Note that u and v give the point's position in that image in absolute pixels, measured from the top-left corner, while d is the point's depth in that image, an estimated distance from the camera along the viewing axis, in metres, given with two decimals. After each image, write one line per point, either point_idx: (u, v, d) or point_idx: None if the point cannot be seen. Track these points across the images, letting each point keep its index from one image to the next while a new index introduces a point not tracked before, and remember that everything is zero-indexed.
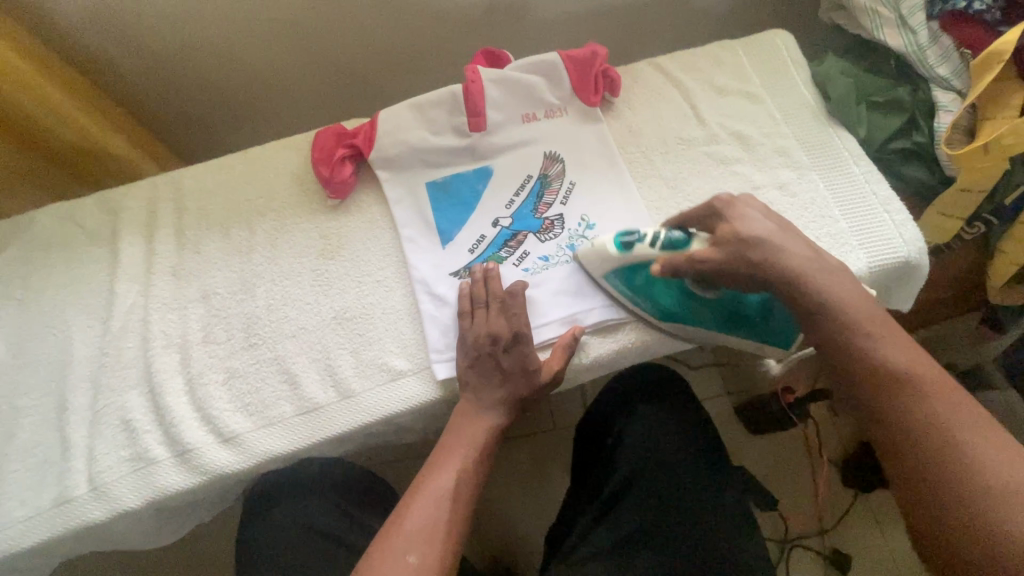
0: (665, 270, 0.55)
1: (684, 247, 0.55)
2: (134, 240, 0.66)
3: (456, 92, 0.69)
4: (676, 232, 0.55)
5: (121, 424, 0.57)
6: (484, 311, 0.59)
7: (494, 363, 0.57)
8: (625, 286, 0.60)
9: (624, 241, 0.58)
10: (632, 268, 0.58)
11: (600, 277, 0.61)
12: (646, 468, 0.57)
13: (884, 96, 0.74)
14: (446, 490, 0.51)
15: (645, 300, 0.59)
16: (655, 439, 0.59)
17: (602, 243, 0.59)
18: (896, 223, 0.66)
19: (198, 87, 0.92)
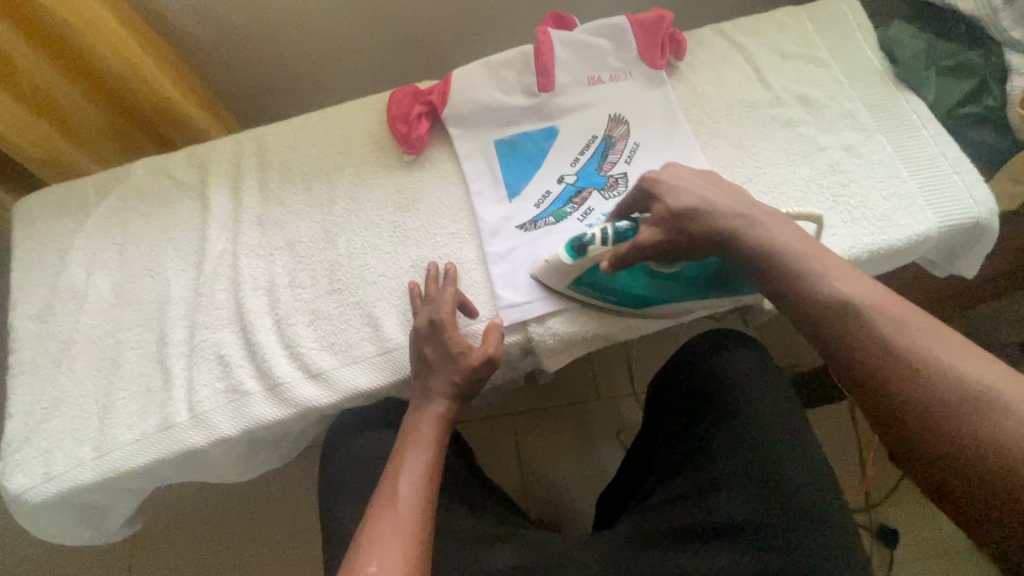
0: (618, 264, 0.55)
1: (628, 234, 0.56)
2: (222, 191, 0.70)
3: (526, 52, 0.71)
4: (622, 221, 0.56)
5: (217, 358, 0.61)
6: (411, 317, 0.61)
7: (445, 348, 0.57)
8: (592, 288, 0.59)
9: (576, 249, 0.56)
10: (589, 274, 0.58)
11: (562, 288, 0.60)
12: (727, 419, 0.60)
13: (953, 60, 0.74)
14: (406, 492, 0.50)
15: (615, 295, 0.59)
16: (724, 398, 0.61)
17: (557, 256, 0.58)
18: (967, 184, 0.66)
19: (267, 57, 0.96)
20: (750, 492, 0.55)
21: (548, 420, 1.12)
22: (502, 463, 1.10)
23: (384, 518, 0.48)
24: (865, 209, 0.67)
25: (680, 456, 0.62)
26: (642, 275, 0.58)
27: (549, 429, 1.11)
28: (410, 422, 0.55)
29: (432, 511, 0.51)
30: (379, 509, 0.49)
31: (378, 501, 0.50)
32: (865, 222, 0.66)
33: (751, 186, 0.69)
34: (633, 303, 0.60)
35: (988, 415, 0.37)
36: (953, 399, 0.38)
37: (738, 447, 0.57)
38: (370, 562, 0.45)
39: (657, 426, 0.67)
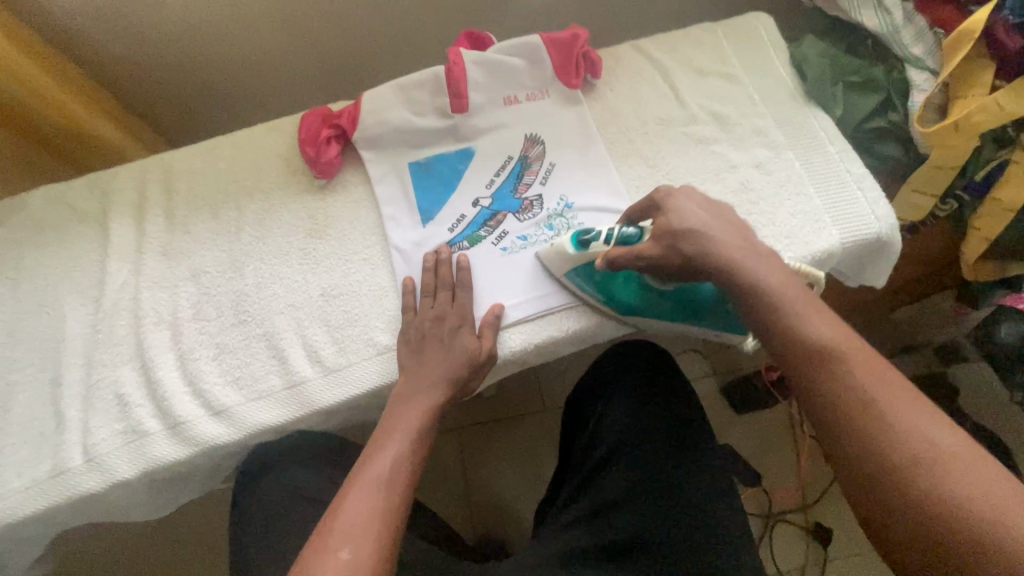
0: (611, 265, 0.56)
1: (630, 241, 0.56)
2: (125, 221, 0.67)
3: (437, 74, 0.70)
4: (629, 227, 0.56)
5: (114, 398, 0.58)
6: (431, 300, 0.61)
7: (441, 343, 0.58)
8: (587, 282, 0.61)
9: (582, 241, 0.59)
10: (590, 266, 0.60)
11: (562, 276, 0.62)
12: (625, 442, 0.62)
13: (860, 76, 0.76)
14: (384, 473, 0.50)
15: (608, 298, 0.61)
16: (638, 405, 0.65)
17: (561, 244, 0.60)
18: (869, 200, 0.68)
19: (186, 73, 0.93)
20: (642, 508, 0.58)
21: (493, 433, 1.12)
22: (448, 479, 1.09)
23: (358, 505, 0.47)
24: (773, 226, 0.68)
25: (587, 476, 0.64)
26: (630, 281, 0.59)
27: (494, 442, 1.11)
28: (395, 409, 0.55)
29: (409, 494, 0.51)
30: (354, 492, 0.48)
31: (353, 483, 0.49)
32: (773, 238, 0.67)
33: None
34: (623, 308, 0.62)
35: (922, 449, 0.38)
36: (905, 445, 0.39)
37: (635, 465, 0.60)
38: (343, 547, 0.44)
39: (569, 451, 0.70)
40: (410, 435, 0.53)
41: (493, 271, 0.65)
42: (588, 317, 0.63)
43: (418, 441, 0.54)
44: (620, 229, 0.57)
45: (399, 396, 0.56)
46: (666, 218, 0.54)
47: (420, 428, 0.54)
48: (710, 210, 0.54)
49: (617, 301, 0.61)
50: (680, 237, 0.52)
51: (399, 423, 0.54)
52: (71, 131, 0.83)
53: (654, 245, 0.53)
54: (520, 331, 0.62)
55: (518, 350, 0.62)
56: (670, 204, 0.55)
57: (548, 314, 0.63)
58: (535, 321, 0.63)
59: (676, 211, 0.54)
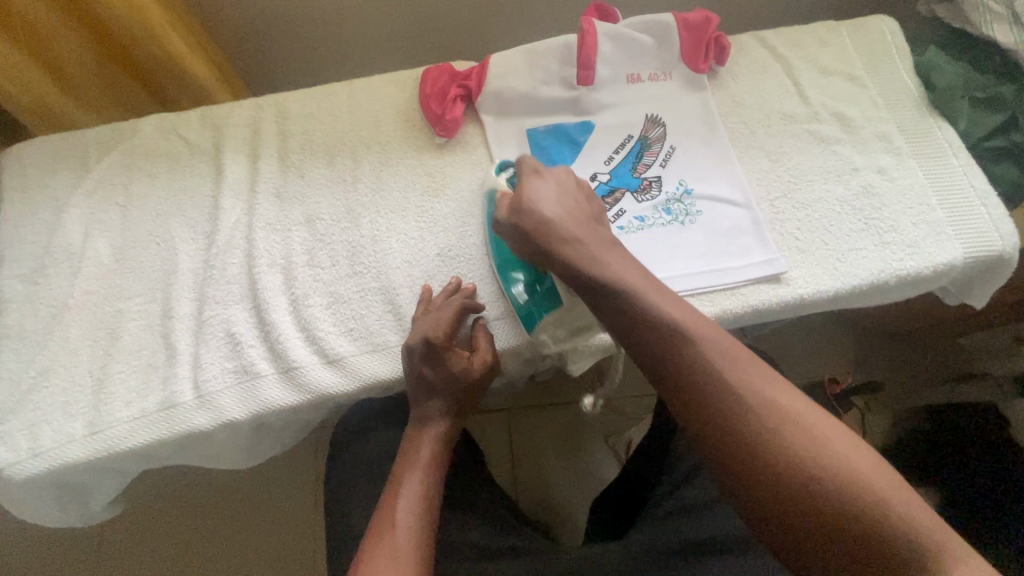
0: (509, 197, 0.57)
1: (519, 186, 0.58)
2: (238, 159, 0.65)
3: (569, 43, 0.68)
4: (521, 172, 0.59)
5: (226, 336, 0.57)
6: (422, 312, 0.57)
7: (421, 378, 0.55)
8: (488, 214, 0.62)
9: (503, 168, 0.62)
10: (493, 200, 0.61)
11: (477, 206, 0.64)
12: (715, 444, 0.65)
13: (986, 92, 0.74)
14: (409, 508, 0.50)
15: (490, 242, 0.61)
16: None
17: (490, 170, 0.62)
18: (993, 217, 0.67)
19: (282, 18, 0.90)
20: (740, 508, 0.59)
21: (542, 417, 1.10)
22: (495, 459, 1.08)
23: (380, 546, 0.46)
24: (895, 234, 0.67)
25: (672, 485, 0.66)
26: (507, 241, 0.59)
27: (543, 427, 1.10)
28: (409, 445, 0.55)
29: (432, 527, 0.50)
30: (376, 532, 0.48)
31: (377, 522, 0.49)
32: (895, 246, 0.66)
33: (785, 201, 0.69)
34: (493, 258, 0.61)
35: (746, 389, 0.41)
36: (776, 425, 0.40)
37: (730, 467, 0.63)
38: None
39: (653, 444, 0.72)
40: (421, 468, 0.53)
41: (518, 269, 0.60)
42: (711, 305, 0.63)
43: (434, 472, 0.54)
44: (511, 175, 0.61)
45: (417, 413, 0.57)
46: (522, 200, 0.53)
47: (430, 461, 0.54)
48: (565, 197, 0.54)
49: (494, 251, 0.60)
50: (525, 213, 0.52)
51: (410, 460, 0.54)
52: (170, 67, 0.81)
53: (512, 215, 0.53)
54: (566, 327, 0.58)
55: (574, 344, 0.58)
56: (529, 182, 0.54)
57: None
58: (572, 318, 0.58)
59: (534, 191, 0.53)
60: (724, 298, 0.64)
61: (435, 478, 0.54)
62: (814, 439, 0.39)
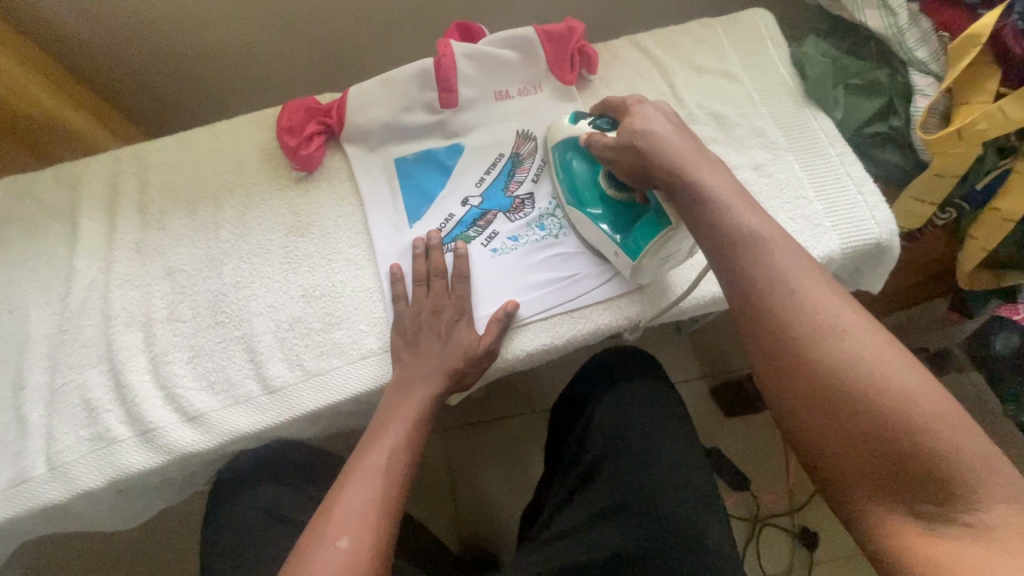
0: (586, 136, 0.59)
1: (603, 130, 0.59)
2: (95, 215, 0.63)
3: (426, 67, 0.66)
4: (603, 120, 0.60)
5: (81, 403, 0.55)
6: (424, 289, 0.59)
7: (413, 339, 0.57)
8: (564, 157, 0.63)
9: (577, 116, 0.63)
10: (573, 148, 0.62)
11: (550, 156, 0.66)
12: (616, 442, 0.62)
13: (862, 78, 0.74)
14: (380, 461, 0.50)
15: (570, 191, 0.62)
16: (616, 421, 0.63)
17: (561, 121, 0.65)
18: (869, 205, 0.67)
19: (163, 59, 0.88)
20: (632, 518, 0.58)
21: (480, 436, 1.05)
22: (430, 481, 1.02)
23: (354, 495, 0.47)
24: None
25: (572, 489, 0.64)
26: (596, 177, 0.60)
27: (481, 445, 1.04)
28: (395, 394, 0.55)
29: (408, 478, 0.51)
30: (350, 482, 0.48)
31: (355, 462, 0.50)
32: None
33: None
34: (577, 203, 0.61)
35: (820, 316, 0.42)
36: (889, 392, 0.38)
37: (625, 473, 0.60)
38: (340, 537, 0.44)
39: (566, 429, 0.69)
40: (409, 418, 0.53)
41: (495, 276, 0.62)
42: (584, 321, 0.61)
43: (417, 427, 0.53)
44: (595, 123, 0.60)
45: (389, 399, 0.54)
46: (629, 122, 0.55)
47: (418, 417, 0.53)
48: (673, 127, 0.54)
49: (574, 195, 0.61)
50: (640, 135, 0.53)
51: (398, 404, 0.54)
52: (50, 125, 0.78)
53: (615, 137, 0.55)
54: (546, 330, 0.60)
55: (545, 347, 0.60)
56: (637, 111, 0.55)
57: (540, 319, 0.60)
58: (540, 325, 0.60)
59: (644, 117, 0.54)
60: (597, 312, 0.61)
61: (416, 436, 0.53)
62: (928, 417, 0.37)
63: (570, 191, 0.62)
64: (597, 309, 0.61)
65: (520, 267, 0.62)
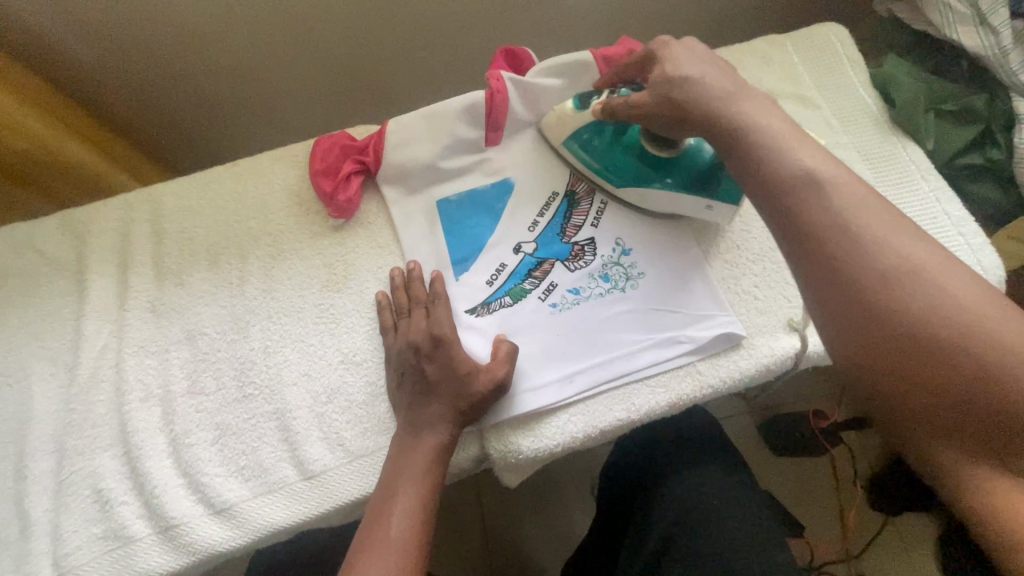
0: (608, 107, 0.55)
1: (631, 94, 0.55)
2: (104, 269, 0.56)
3: (475, 100, 0.60)
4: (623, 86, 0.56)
5: (92, 495, 0.48)
6: (407, 319, 0.53)
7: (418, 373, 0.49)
8: (580, 146, 0.59)
9: (583, 99, 0.59)
10: (586, 130, 0.58)
11: (559, 146, 0.61)
12: (692, 522, 0.55)
13: (957, 104, 0.66)
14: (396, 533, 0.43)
15: (610, 174, 0.58)
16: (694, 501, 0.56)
17: (561, 107, 0.60)
18: (973, 248, 0.59)
19: (177, 84, 0.80)
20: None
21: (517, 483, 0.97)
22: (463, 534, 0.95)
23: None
24: None
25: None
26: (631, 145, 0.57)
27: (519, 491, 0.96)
28: (404, 450, 0.47)
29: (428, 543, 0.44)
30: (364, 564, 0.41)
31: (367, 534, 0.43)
32: None
33: (741, 253, 0.60)
34: (629, 180, 0.58)
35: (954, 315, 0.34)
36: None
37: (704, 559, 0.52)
38: None
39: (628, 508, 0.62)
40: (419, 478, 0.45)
41: (552, 339, 0.54)
42: (663, 392, 0.54)
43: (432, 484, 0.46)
44: (615, 91, 0.56)
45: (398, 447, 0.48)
46: (665, 68, 0.49)
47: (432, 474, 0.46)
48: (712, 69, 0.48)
49: (621, 174, 0.58)
50: (686, 86, 0.47)
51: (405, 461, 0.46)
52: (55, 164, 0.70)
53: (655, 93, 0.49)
54: (612, 402, 0.53)
55: (620, 424, 0.53)
56: (668, 57, 0.50)
57: (612, 388, 0.53)
58: (605, 397, 0.53)
59: (677, 61, 0.49)
60: (677, 380, 0.54)
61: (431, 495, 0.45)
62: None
63: (612, 175, 0.58)
64: (673, 376, 0.54)
65: (583, 330, 0.55)
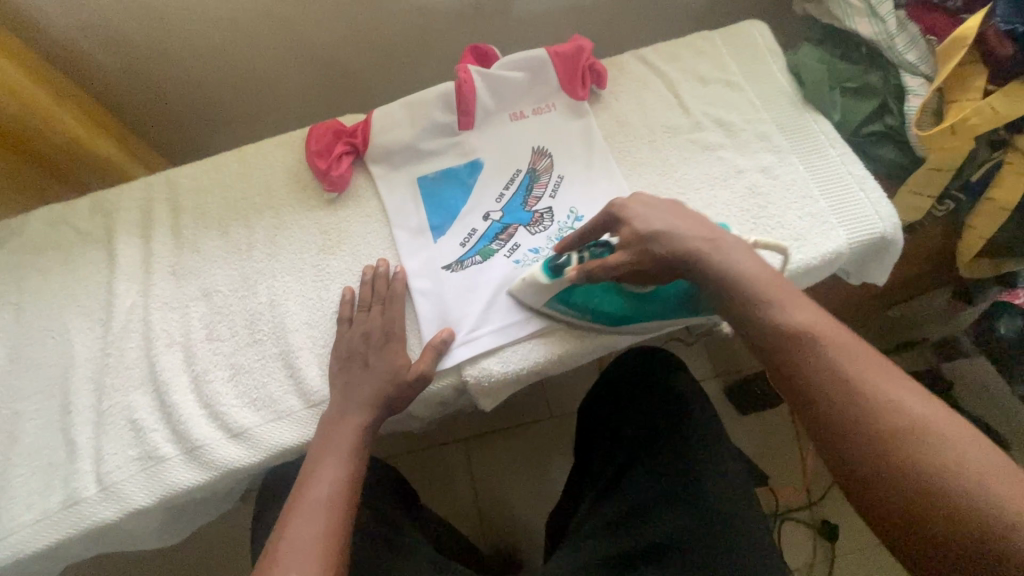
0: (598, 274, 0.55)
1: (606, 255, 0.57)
2: (130, 240, 0.66)
3: (447, 91, 0.70)
4: (595, 247, 0.58)
5: (127, 424, 0.57)
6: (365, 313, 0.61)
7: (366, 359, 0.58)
8: (568, 306, 0.60)
9: (554, 267, 0.58)
10: (569, 291, 0.59)
11: (542, 305, 0.60)
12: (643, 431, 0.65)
13: (856, 82, 0.78)
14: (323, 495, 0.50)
15: (613, 321, 0.60)
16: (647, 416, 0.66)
17: (532, 276, 0.59)
18: (872, 201, 0.70)
19: (183, 85, 0.91)
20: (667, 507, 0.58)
21: (502, 444, 1.05)
22: (453, 492, 1.03)
23: (296, 533, 0.47)
24: (783, 229, 0.69)
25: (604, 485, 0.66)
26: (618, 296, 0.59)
27: (503, 452, 1.05)
28: (329, 429, 0.54)
29: (353, 507, 0.51)
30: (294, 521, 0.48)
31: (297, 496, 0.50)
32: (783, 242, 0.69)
33: None
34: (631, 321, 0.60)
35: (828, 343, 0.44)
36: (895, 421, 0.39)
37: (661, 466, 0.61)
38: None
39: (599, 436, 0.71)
40: (344, 449, 0.53)
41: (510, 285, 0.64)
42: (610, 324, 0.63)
43: (355, 455, 0.54)
44: (586, 252, 0.58)
45: (325, 430, 0.55)
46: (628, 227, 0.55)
47: (355, 447, 0.54)
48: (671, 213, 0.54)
49: (624, 318, 0.60)
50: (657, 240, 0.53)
51: (332, 437, 0.54)
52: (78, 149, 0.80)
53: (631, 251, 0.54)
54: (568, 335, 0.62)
55: (575, 350, 0.62)
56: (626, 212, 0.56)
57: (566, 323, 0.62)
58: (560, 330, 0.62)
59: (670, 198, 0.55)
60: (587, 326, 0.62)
61: (356, 464, 0.53)
62: (934, 446, 0.38)
63: (615, 321, 0.60)
64: None
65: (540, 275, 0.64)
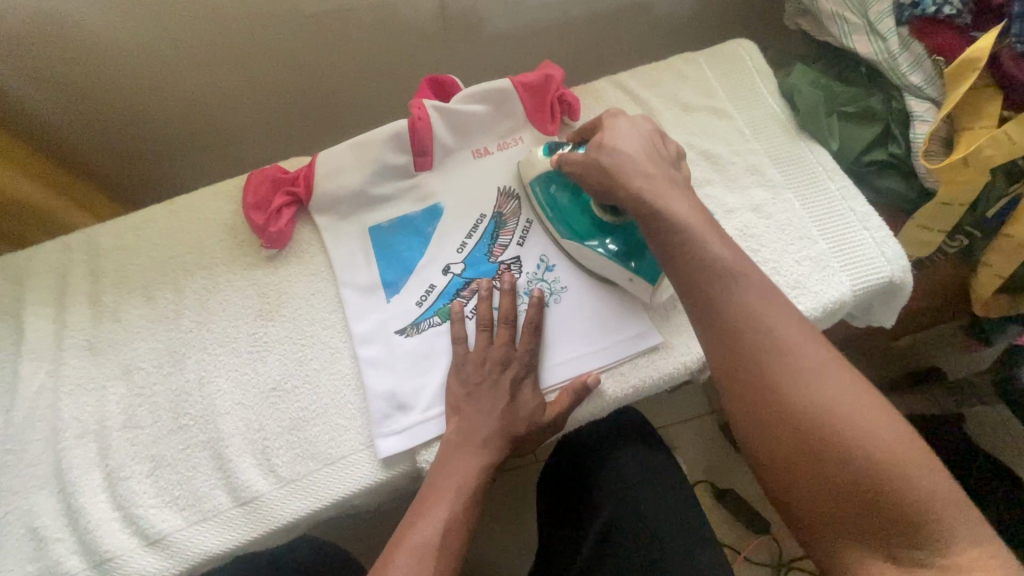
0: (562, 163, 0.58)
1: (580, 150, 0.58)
2: (42, 311, 0.58)
3: (399, 130, 0.62)
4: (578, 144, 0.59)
5: (27, 533, 0.49)
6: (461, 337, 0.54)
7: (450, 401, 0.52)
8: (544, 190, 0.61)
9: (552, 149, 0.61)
10: (553, 176, 0.61)
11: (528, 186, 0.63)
12: (624, 516, 0.57)
13: (855, 106, 0.70)
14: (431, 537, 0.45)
15: (561, 223, 0.60)
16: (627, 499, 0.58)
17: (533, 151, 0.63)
18: (877, 241, 0.62)
19: (126, 121, 0.82)
20: None
21: None
22: None
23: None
24: (780, 276, 0.62)
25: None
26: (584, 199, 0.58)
27: None
28: (444, 467, 0.49)
29: (461, 550, 0.46)
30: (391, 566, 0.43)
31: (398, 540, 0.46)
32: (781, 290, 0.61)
33: None
34: (572, 233, 0.59)
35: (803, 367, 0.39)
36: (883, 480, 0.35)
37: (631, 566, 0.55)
38: None
39: (564, 510, 0.63)
40: (463, 493, 0.48)
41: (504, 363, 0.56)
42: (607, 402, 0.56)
43: (470, 501, 0.48)
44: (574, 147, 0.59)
45: (441, 463, 0.50)
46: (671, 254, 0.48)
47: (472, 490, 0.48)
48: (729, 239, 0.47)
49: (568, 227, 0.59)
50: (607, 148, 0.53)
51: (446, 480, 0.49)
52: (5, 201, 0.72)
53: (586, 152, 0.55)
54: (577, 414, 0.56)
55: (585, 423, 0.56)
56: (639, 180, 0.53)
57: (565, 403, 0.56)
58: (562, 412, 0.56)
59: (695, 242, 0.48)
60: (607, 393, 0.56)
61: (472, 511, 0.48)
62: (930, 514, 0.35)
63: (560, 223, 0.60)
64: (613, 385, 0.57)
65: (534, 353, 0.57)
